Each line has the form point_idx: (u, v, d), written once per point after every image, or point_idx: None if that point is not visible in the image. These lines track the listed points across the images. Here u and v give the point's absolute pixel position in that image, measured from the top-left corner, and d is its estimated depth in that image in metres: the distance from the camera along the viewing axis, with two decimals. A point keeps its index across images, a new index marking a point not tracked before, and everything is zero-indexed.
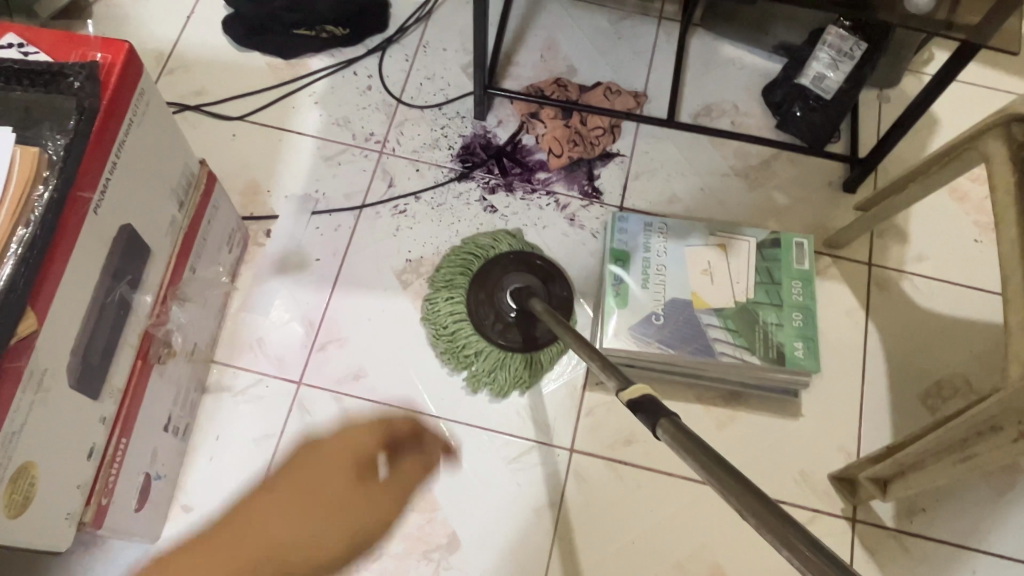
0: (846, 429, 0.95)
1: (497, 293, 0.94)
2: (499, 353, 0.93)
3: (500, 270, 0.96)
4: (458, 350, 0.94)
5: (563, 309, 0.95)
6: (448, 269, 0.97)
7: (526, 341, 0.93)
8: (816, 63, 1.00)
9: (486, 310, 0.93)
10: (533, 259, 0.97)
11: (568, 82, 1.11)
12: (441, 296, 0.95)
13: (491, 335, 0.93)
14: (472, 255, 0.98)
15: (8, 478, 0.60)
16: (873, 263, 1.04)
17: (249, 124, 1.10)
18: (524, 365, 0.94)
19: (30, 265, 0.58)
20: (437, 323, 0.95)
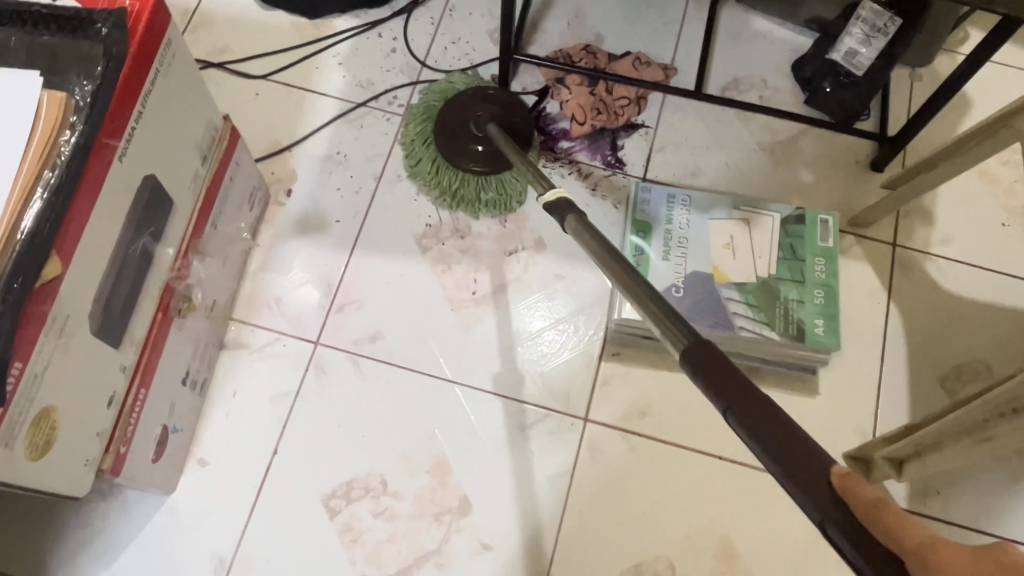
0: (863, 409, 0.94)
1: (464, 127, 0.98)
2: (478, 177, 0.99)
3: (460, 105, 0.99)
4: (445, 187, 1.00)
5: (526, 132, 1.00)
6: (417, 120, 1.02)
7: (496, 166, 0.98)
8: (848, 38, 0.98)
9: (456, 146, 0.98)
10: (488, 91, 1.00)
11: (599, 50, 1.10)
12: (418, 145, 1.01)
13: (463, 164, 0.98)
14: (433, 100, 1.03)
15: (30, 420, 0.60)
16: (898, 243, 1.02)
17: (272, 83, 1.09)
18: (500, 183, 1.00)
19: (55, 210, 0.58)
20: (418, 165, 1.01)
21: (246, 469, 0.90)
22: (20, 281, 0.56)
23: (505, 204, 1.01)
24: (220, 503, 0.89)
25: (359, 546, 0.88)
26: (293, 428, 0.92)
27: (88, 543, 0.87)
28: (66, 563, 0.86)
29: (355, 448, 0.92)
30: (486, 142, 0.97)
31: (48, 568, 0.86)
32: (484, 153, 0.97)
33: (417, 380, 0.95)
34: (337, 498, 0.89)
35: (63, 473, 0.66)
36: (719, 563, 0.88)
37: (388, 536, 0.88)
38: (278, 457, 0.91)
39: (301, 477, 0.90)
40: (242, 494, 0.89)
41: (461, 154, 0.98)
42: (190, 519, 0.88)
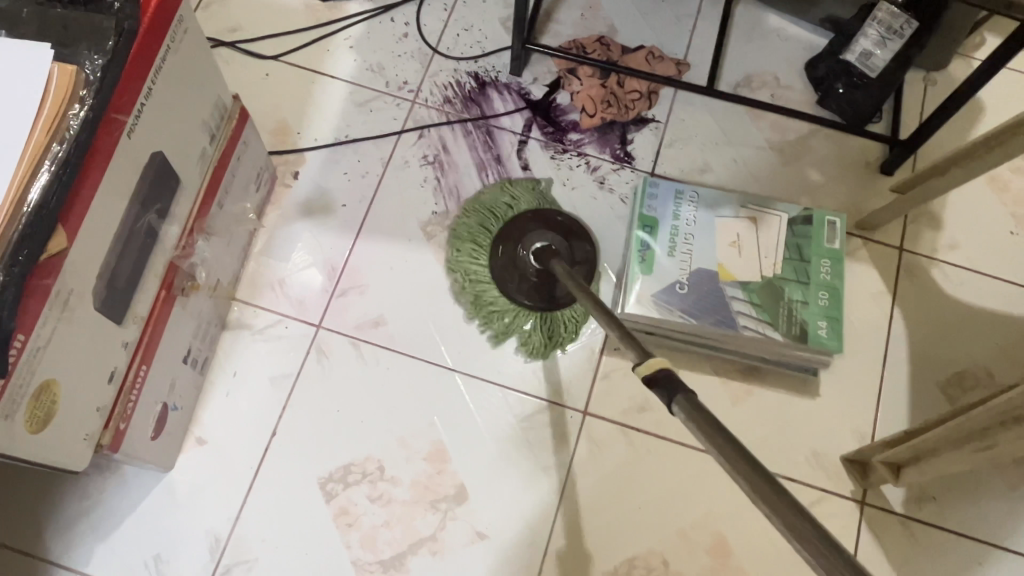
0: (862, 412, 0.94)
1: (518, 255, 0.96)
2: (530, 312, 0.95)
3: (518, 229, 0.98)
4: (484, 306, 0.96)
5: (584, 266, 0.97)
6: (470, 237, 0.98)
7: (550, 300, 0.95)
8: (863, 39, 0.97)
9: (510, 272, 0.96)
10: (553, 216, 0.99)
11: (612, 42, 1.10)
12: (465, 257, 0.97)
13: (516, 296, 0.95)
14: (489, 215, 0.99)
15: (32, 392, 0.60)
16: (904, 248, 1.02)
17: (283, 64, 1.09)
18: (548, 322, 0.95)
19: (62, 184, 0.58)
20: (461, 280, 0.97)
21: (244, 449, 0.91)
22: (25, 254, 0.56)
23: (555, 342, 0.95)
24: (217, 482, 0.89)
25: (354, 530, 0.88)
26: (293, 410, 0.92)
27: (85, 515, 0.88)
28: (63, 534, 0.87)
29: (354, 432, 0.92)
30: (542, 275, 0.95)
31: (44, 537, 0.86)
32: (539, 287, 0.95)
33: (418, 368, 0.95)
34: (334, 481, 0.90)
35: (63, 444, 0.66)
36: (712, 559, 0.88)
37: (384, 521, 0.88)
38: (276, 439, 0.91)
39: (299, 460, 0.90)
40: (239, 474, 0.90)
41: (514, 284, 0.95)
42: (187, 496, 0.88)
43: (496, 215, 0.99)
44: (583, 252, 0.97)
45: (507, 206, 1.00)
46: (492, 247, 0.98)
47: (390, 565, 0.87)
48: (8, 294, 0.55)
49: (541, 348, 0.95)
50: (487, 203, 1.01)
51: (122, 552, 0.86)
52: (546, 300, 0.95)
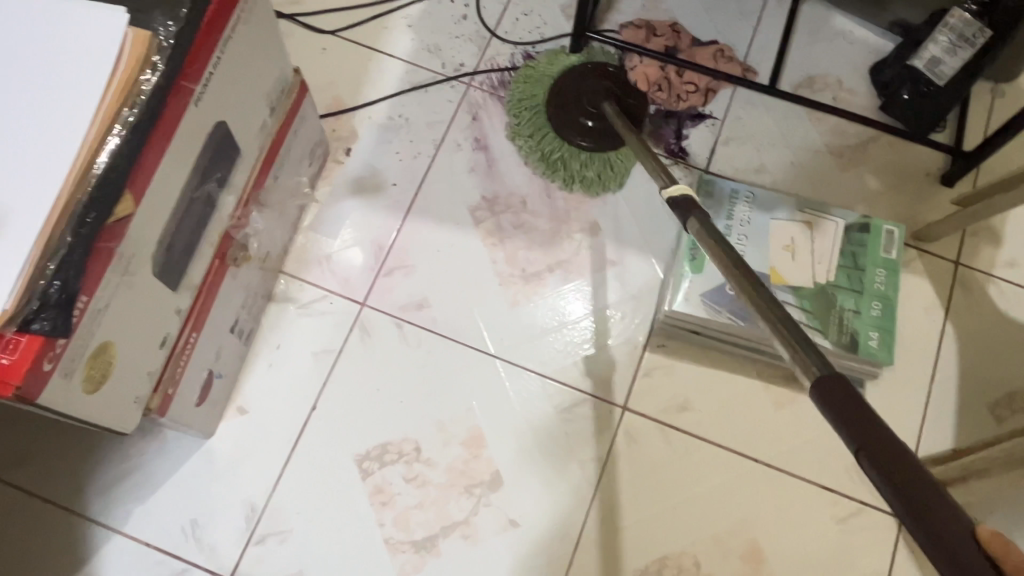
0: (907, 427, 0.93)
1: (575, 102, 1.01)
2: (584, 154, 1.00)
3: (575, 75, 1.02)
4: (543, 152, 1.01)
5: (636, 113, 1.00)
6: (528, 86, 1.04)
7: (603, 141, 1.00)
8: (932, 45, 0.95)
9: (568, 114, 1.00)
10: (606, 68, 1.03)
11: (684, 30, 1.09)
12: (523, 96, 1.04)
13: (571, 137, 1.00)
14: (546, 68, 1.05)
15: (89, 355, 0.61)
16: (961, 262, 1.00)
17: (341, 39, 1.08)
18: (603, 160, 1.01)
19: (131, 147, 0.59)
20: (516, 119, 1.03)
21: (284, 421, 0.91)
22: (93, 215, 0.56)
23: (607, 180, 1.01)
24: (256, 453, 0.90)
25: (388, 509, 0.88)
26: (333, 386, 0.93)
27: (126, 475, 0.89)
28: (104, 493, 0.88)
29: (393, 411, 0.92)
30: (598, 119, 1.00)
31: (85, 495, 0.88)
32: (593, 130, 1.00)
33: (460, 351, 0.95)
34: (370, 459, 0.90)
35: (115, 407, 0.67)
36: (744, 565, 0.88)
37: (418, 502, 0.89)
38: (316, 414, 0.92)
39: (337, 437, 0.91)
40: (278, 446, 0.90)
41: (570, 128, 1.00)
42: (227, 464, 0.89)
43: (548, 69, 1.05)
44: (636, 97, 1.01)
45: (562, 60, 1.05)
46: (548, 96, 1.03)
47: (421, 546, 0.87)
48: (75, 254, 0.56)
49: (593, 186, 1.01)
50: (541, 61, 1.06)
51: (160, 514, 0.88)
52: (598, 144, 1.00)
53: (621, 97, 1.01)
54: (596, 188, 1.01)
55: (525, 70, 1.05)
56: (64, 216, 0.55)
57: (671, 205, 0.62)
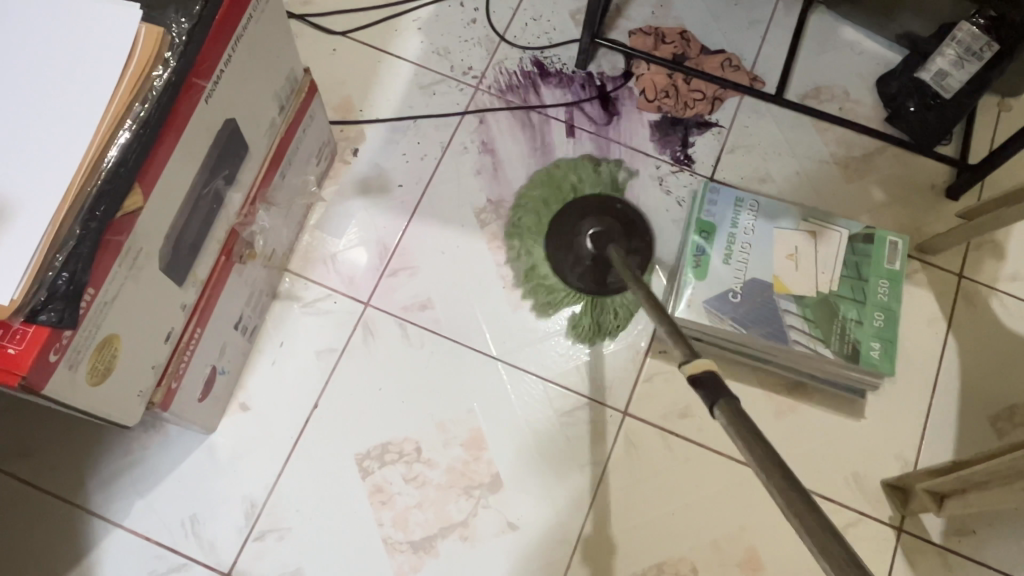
0: (908, 438, 0.93)
1: (576, 237, 0.99)
2: (581, 296, 0.97)
3: (577, 214, 1.00)
4: (537, 284, 0.98)
5: (638, 257, 0.98)
6: (532, 212, 1.01)
7: (601, 285, 0.97)
8: (940, 58, 0.96)
9: (565, 254, 0.98)
10: (614, 204, 1.01)
11: (694, 38, 1.09)
12: (524, 219, 1.00)
13: (568, 277, 0.98)
14: (552, 189, 1.02)
15: (95, 346, 0.62)
16: (964, 274, 1.00)
17: (351, 40, 1.09)
18: (601, 306, 0.97)
19: (140, 142, 0.59)
20: (516, 245, 1.00)
21: (286, 419, 0.92)
22: (102, 209, 0.57)
23: (602, 326, 0.96)
24: (257, 448, 0.90)
25: (387, 509, 0.89)
26: (335, 385, 0.93)
27: (127, 469, 0.89)
28: (105, 486, 0.89)
29: (394, 412, 0.92)
30: (596, 259, 0.97)
31: (87, 487, 0.88)
32: (590, 267, 0.97)
33: (462, 353, 0.95)
34: (371, 459, 0.90)
35: (119, 399, 0.67)
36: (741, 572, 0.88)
37: (417, 502, 0.89)
38: (318, 412, 0.92)
39: (338, 435, 0.91)
40: (279, 443, 0.91)
41: (569, 262, 0.98)
42: (227, 461, 0.90)
43: (555, 197, 1.01)
44: (641, 240, 0.99)
45: (569, 187, 1.02)
46: (546, 230, 1.00)
47: (420, 546, 0.87)
48: (83, 247, 0.56)
49: (587, 334, 0.96)
50: (537, 189, 1.02)
51: (160, 508, 0.88)
52: (596, 287, 0.97)
53: (625, 239, 0.99)
54: (589, 337, 0.96)
55: (540, 184, 1.02)
56: (73, 208, 0.55)
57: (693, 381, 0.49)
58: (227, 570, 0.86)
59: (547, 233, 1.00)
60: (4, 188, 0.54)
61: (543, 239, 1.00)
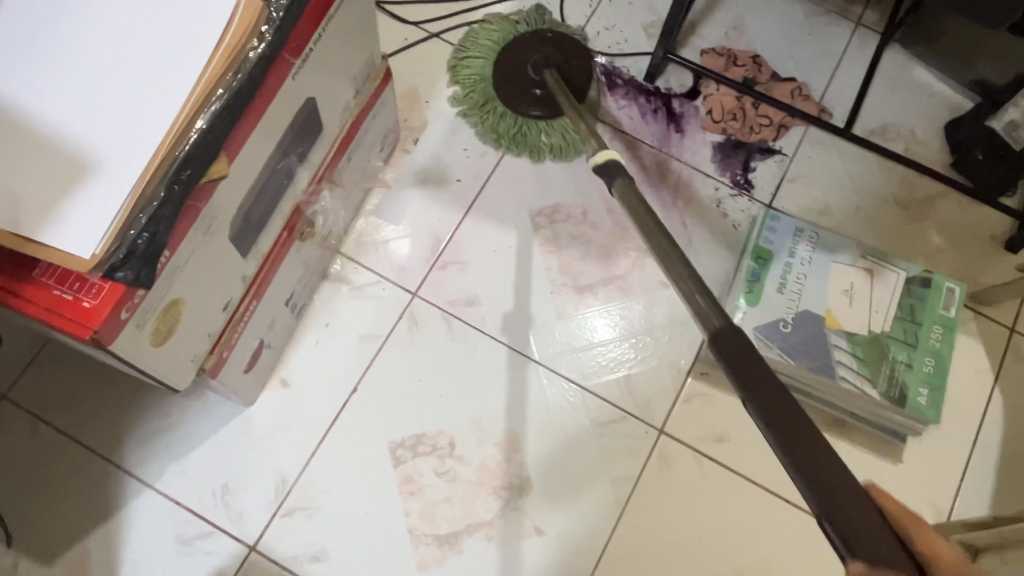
0: (944, 488, 0.92)
1: (522, 70, 1.03)
2: (536, 123, 1.03)
3: (517, 48, 1.05)
4: (492, 119, 1.03)
5: (581, 77, 1.04)
6: (472, 59, 1.06)
7: (552, 107, 1.02)
8: (1012, 109, 0.98)
9: (514, 88, 1.03)
10: (546, 34, 1.06)
11: (766, 63, 1.09)
12: (468, 70, 1.06)
13: (521, 108, 1.03)
14: (491, 38, 1.07)
15: (161, 309, 0.62)
16: (1017, 329, 0.98)
17: (423, 31, 1.09)
18: (559, 130, 1.03)
19: (229, 113, 0.59)
20: (465, 87, 1.05)
21: (324, 400, 0.92)
22: (187, 174, 0.58)
23: (559, 149, 1.03)
24: (293, 426, 0.91)
25: (416, 499, 0.89)
26: (376, 371, 0.93)
27: (165, 432, 0.90)
28: (141, 446, 0.89)
29: (431, 403, 0.93)
30: (544, 85, 1.02)
31: (123, 446, 0.89)
32: (542, 98, 1.02)
33: (504, 352, 0.95)
34: (404, 448, 0.91)
35: (175, 363, 0.68)
36: None
37: (446, 496, 0.89)
38: (356, 396, 0.92)
39: (373, 421, 0.92)
40: (315, 423, 0.91)
41: (519, 98, 1.03)
42: (263, 435, 0.90)
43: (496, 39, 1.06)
44: (578, 68, 1.04)
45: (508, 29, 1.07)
46: (494, 66, 1.05)
47: (445, 541, 0.87)
48: (165, 210, 0.57)
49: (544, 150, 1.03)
50: (482, 36, 1.07)
51: (193, 474, 0.89)
52: (547, 111, 1.02)
53: (565, 60, 1.04)
54: (546, 153, 1.03)
55: (479, 33, 1.08)
56: (158, 172, 0.55)
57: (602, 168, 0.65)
58: (253, 543, 0.86)
59: (496, 72, 1.04)
60: (93, 146, 0.55)
61: (491, 81, 1.05)
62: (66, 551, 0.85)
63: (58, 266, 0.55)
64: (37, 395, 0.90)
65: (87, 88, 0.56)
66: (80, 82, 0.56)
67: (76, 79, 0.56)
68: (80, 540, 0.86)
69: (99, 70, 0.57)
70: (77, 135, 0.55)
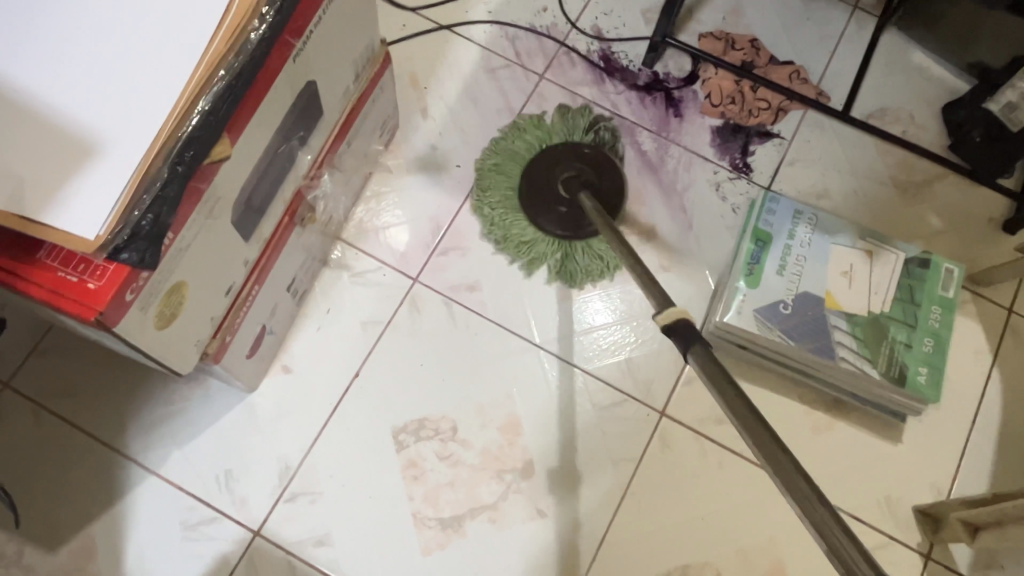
0: (943, 466, 0.92)
1: (549, 187, 0.98)
2: (559, 241, 0.97)
3: (547, 163, 0.99)
4: (509, 228, 0.98)
5: (614, 195, 0.99)
6: (498, 165, 1.00)
7: (576, 230, 0.97)
8: (1010, 91, 0.97)
9: (543, 205, 0.97)
10: (583, 149, 1.00)
11: (764, 47, 1.09)
12: (490, 174, 1.00)
13: (546, 227, 0.97)
14: (522, 146, 1.01)
15: (165, 291, 0.62)
16: (1014, 310, 0.99)
17: (420, 17, 1.09)
18: (586, 249, 0.97)
19: (231, 93, 0.59)
20: (486, 200, 0.99)
21: (326, 386, 0.92)
22: (190, 155, 0.57)
23: (569, 271, 0.97)
24: (297, 412, 0.91)
25: (419, 484, 0.89)
26: (377, 357, 0.94)
27: (168, 418, 0.90)
28: (144, 432, 0.90)
29: (433, 390, 0.93)
30: (572, 205, 0.97)
31: (126, 433, 0.89)
32: (566, 217, 0.97)
33: (506, 338, 0.95)
34: (407, 433, 0.91)
35: (178, 346, 0.68)
36: None
37: (449, 480, 0.89)
38: (357, 381, 0.92)
39: (375, 407, 0.92)
40: (318, 407, 0.91)
41: (545, 212, 0.97)
42: (266, 422, 0.90)
43: (530, 143, 1.01)
44: (611, 186, 0.99)
45: (539, 138, 1.01)
46: (520, 177, 1.00)
47: (448, 524, 0.88)
48: (169, 191, 0.56)
49: (575, 275, 0.97)
50: (507, 144, 1.01)
51: (196, 460, 0.89)
52: (571, 231, 0.97)
53: (593, 178, 0.99)
54: (573, 279, 0.97)
55: (441, 46, 1.08)
56: (161, 154, 0.55)
57: (649, 296, 0.62)
58: (257, 528, 0.87)
59: (523, 178, 0.99)
60: (94, 127, 0.55)
61: (517, 189, 0.99)
62: (71, 536, 0.86)
63: (63, 247, 0.55)
64: (40, 383, 0.90)
65: (87, 68, 0.56)
66: (80, 63, 0.56)
67: (76, 59, 0.56)
68: (84, 527, 0.86)
69: (99, 51, 0.56)
70: (79, 115, 0.55)
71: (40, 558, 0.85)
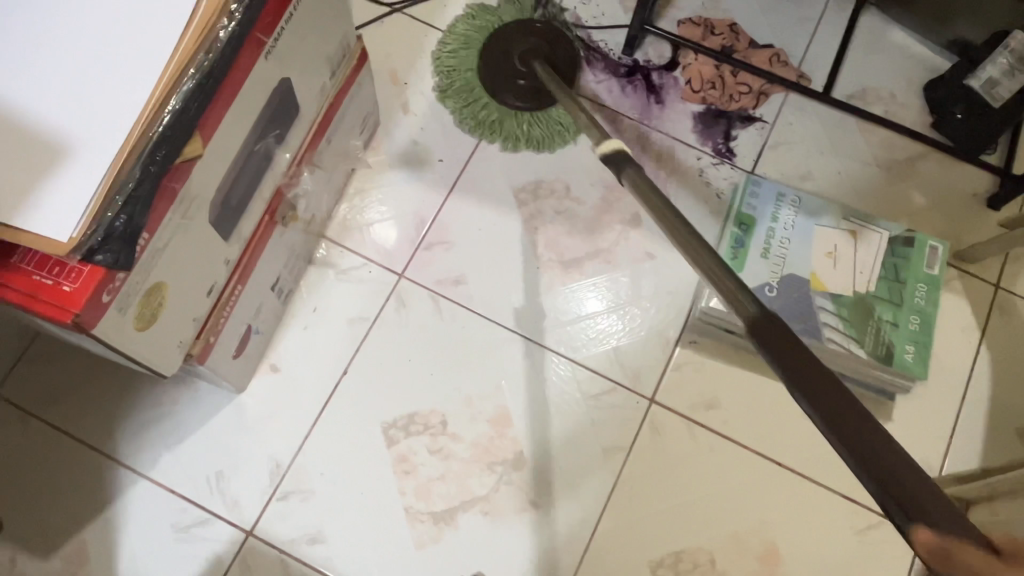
0: (934, 445, 0.92)
1: (508, 61, 1.04)
2: (522, 113, 1.03)
3: (502, 40, 1.05)
4: (473, 102, 1.03)
5: (569, 65, 1.05)
6: (454, 46, 1.06)
7: (535, 97, 1.03)
8: (991, 66, 0.96)
9: (500, 78, 1.03)
10: (534, 25, 1.06)
11: (743, 32, 1.09)
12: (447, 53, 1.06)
13: (508, 100, 1.03)
14: (477, 27, 1.07)
15: (144, 292, 0.62)
16: (1001, 285, 0.99)
17: (398, 14, 1.09)
18: (547, 119, 1.03)
19: (202, 92, 0.59)
20: (447, 75, 1.05)
21: (315, 384, 0.92)
22: (162, 155, 0.57)
23: (534, 137, 1.02)
24: (287, 411, 0.91)
25: (411, 478, 0.89)
26: (365, 354, 0.94)
27: (157, 423, 0.90)
28: (134, 438, 0.89)
29: (421, 383, 0.93)
30: (529, 77, 1.03)
31: (116, 438, 0.89)
32: (526, 89, 1.03)
33: (494, 330, 0.95)
34: (397, 428, 0.91)
35: (160, 349, 0.68)
36: (761, 565, 0.88)
37: (440, 474, 0.89)
38: (346, 378, 0.93)
39: (364, 403, 0.92)
40: (308, 405, 0.91)
41: (505, 87, 1.03)
42: (255, 421, 0.90)
43: (484, 23, 1.06)
44: (564, 56, 1.05)
45: (491, 19, 1.07)
46: (480, 53, 1.05)
47: (441, 518, 0.88)
48: (141, 191, 0.56)
49: (533, 141, 1.02)
50: (462, 24, 1.07)
51: (187, 463, 0.89)
52: (533, 101, 1.03)
53: (550, 52, 1.05)
54: (530, 142, 1.02)
55: (421, 43, 1.07)
56: (133, 155, 0.55)
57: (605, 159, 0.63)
58: (249, 528, 0.87)
59: (481, 57, 1.05)
60: (64, 132, 0.54)
61: (476, 67, 1.05)
62: (64, 543, 0.86)
63: (37, 251, 0.55)
64: (28, 391, 0.90)
65: (55, 74, 0.56)
66: (48, 69, 0.56)
67: (43, 66, 0.56)
68: (76, 534, 0.86)
69: (66, 57, 0.56)
70: (48, 121, 0.55)
71: (33, 566, 0.85)
